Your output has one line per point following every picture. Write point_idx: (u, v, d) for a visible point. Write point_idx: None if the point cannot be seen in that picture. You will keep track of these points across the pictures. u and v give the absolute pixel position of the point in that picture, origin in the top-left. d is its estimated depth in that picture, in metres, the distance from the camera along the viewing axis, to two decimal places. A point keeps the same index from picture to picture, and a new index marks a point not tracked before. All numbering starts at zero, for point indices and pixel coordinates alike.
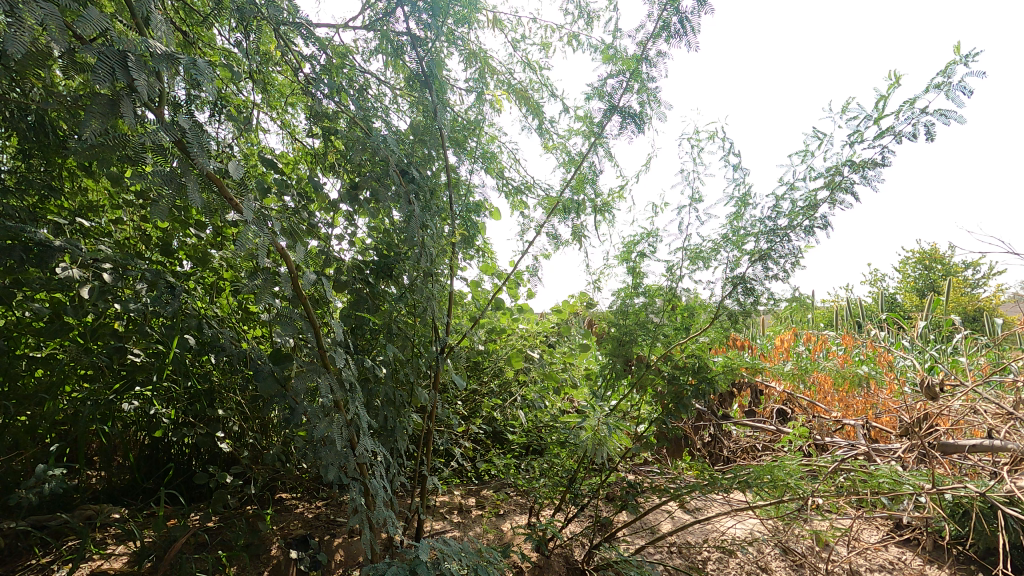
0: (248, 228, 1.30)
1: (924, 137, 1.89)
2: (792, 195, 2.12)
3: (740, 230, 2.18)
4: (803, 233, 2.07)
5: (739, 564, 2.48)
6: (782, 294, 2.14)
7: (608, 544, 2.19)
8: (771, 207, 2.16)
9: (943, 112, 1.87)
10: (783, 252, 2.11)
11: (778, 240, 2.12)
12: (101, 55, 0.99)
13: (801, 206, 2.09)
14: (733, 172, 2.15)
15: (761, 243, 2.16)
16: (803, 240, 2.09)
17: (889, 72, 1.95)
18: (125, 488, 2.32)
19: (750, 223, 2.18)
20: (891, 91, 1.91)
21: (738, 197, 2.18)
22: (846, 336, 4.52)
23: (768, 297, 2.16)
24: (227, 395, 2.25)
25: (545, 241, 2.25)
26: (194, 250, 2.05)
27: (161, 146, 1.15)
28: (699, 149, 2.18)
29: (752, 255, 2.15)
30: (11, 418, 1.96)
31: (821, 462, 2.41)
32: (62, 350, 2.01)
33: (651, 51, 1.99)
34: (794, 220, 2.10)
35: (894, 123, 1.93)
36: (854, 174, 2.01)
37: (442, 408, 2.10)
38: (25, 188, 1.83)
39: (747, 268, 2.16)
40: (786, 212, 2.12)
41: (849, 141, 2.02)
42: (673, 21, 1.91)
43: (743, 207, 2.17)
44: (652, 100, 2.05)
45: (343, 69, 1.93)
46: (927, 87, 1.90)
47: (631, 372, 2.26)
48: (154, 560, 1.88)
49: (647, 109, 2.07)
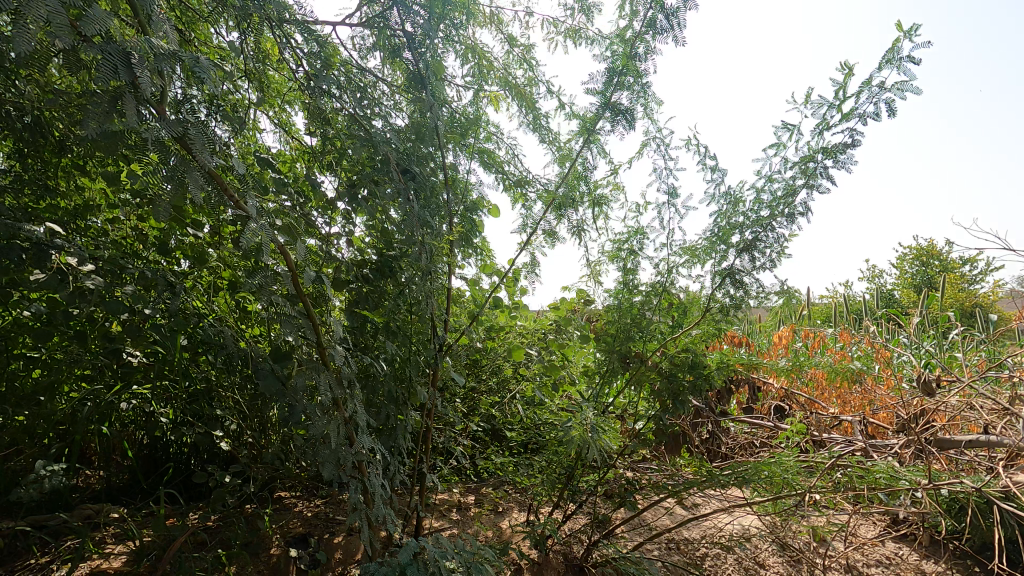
0: (249, 226, 1.31)
1: (888, 113, 1.91)
2: (770, 185, 2.13)
3: (726, 224, 2.18)
4: (786, 221, 2.08)
5: (737, 559, 2.49)
6: (771, 286, 2.15)
7: (607, 540, 2.22)
8: (753, 199, 2.17)
9: (899, 87, 1.88)
10: (767, 242, 2.13)
11: (762, 230, 2.13)
12: (105, 52, 1.00)
13: (780, 196, 2.10)
14: (710, 174, 2.17)
15: (746, 236, 2.17)
16: (786, 228, 2.10)
17: (840, 62, 1.96)
18: (125, 487, 2.32)
19: (733, 217, 2.18)
20: (846, 80, 1.93)
21: (722, 193, 2.19)
22: (845, 333, 4.53)
23: (758, 289, 2.17)
24: (226, 394, 2.26)
25: (541, 238, 2.26)
26: (193, 249, 2.05)
27: (161, 144, 1.16)
28: (667, 147, 2.19)
29: (738, 247, 2.16)
30: (9, 418, 1.96)
31: (818, 458, 2.43)
32: (59, 350, 2.01)
33: (640, 48, 1.99)
34: (775, 210, 2.11)
35: (856, 106, 1.95)
36: (826, 160, 2.02)
37: (441, 406, 2.10)
38: (22, 187, 1.83)
39: (734, 260, 2.18)
40: (767, 203, 2.13)
41: (817, 131, 2.04)
42: (659, 18, 1.92)
43: (728, 200, 2.18)
44: (641, 95, 2.05)
45: (341, 66, 1.94)
46: (879, 66, 1.92)
47: (629, 369, 2.27)
48: (154, 559, 1.88)
49: (637, 105, 2.07)
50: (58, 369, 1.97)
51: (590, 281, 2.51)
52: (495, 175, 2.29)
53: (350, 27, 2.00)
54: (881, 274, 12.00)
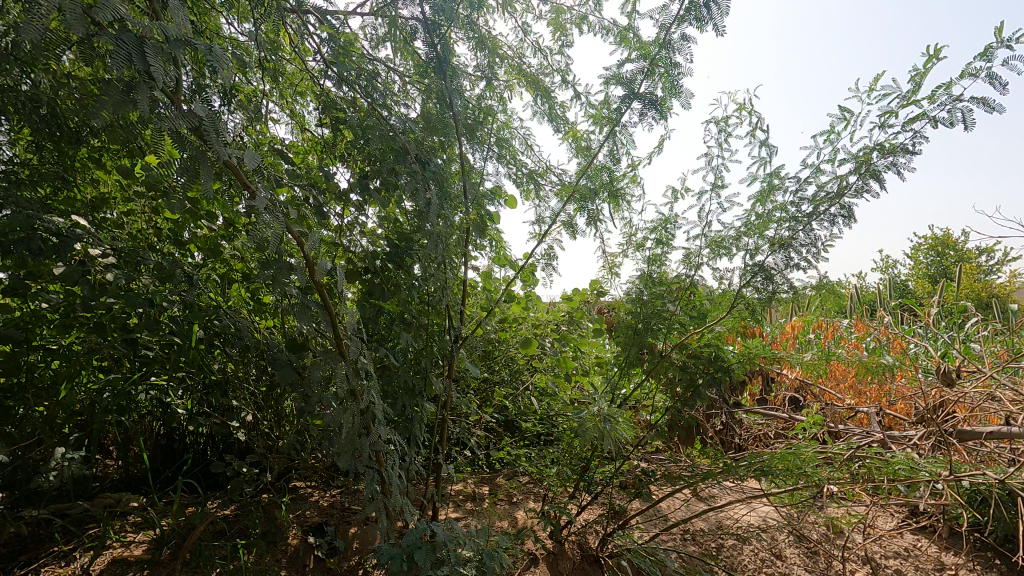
0: (264, 217, 1.31)
1: (961, 123, 1.87)
2: (817, 177, 2.10)
3: (762, 217, 2.15)
4: (828, 223, 2.05)
5: (753, 550, 2.48)
6: (805, 282, 2.13)
7: (622, 530, 2.22)
8: (795, 192, 2.13)
9: (981, 99, 1.83)
10: (805, 241, 2.10)
11: (802, 229, 2.11)
12: (119, 42, 0.99)
13: (828, 193, 2.06)
14: (760, 150, 2.13)
15: (783, 232, 2.15)
16: (827, 230, 2.07)
17: (928, 47, 1.90)
18: (143, 477, 2.35)
19: (771, 210, 2.16)
20: (928, 71, 1.87)
21: (765, 175, 2.16)
22: (859, 324, 4.50)
23: (789, 286, 2.15)
24: (242, 385, 2.28)
25: (561, 230, 2.24)
26: (206, 242, 2.06)
27: (179, 134, 1.15)
28: (726, 134, 2.17)
29: (773, 243, 2.14)
30: (31, 409, 1.99)
31: (836, 449, 2.39)
32: (78, 341, 2.03)
33: (675, 35, 1.92)
34: (819, 208, 2.08)
35: (928, 108, 1.91)
36: (884, 160, 1.98)
37: (456, 398, 2.10)
38: (38, 180, 1.84)
39: (768, 256, 2.15)
40: (811, 198, 2.10)
41: (881, 125, 1.99)
42: (699, 4, 1.83)
43: (768, 184, 2.15)
44: (673, 86, 1.99)
45: (353, 57, 1.93)
46: (965, 69, 1.87)
47: (645, 361, 2.26)
48: (173, 547, 1.91)
49: (672, 98, 2.00)
50: (79, 359, 1.99)
51: (608, 274, 2.49)
52: (508, 165, 2.29)
53: (360, 17, 1.99)
54: (896, 266, 11.81)
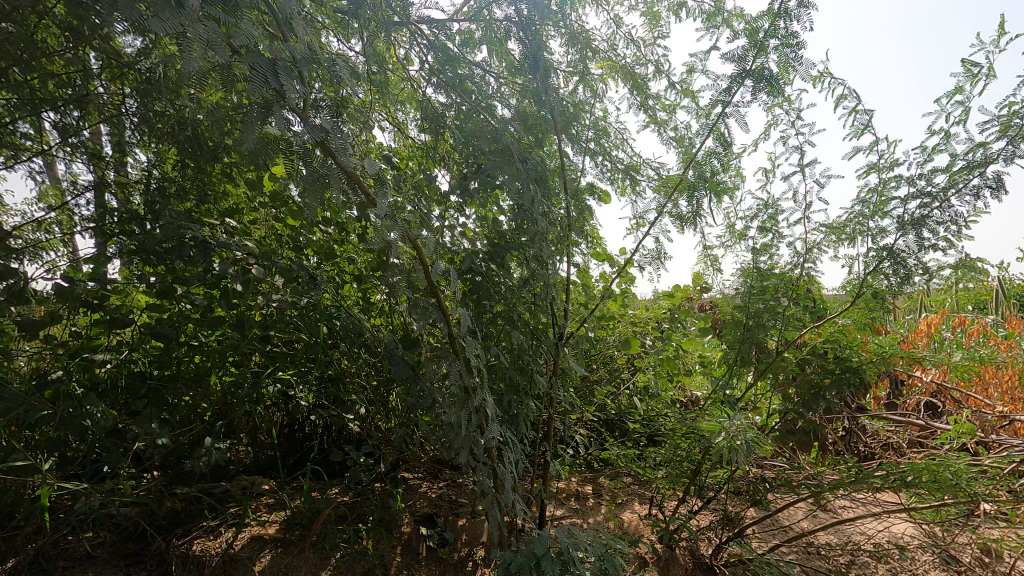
0: (381, 221, 1.40)
1: None
2: (951, 145, 1.88)
3: (885, 194, 1.96)
4: (970, 196, 1.82)
5: (890, 570, 2.25)
6: (943, 264, 1.90)
7: (738, 539, 2.09)
8: (921, 163, 1.93)
9: None
10: (941, 218, 1.88)
11: (938, 205, 1.88)
12: (256, 65, 1.10)
13: (968, 162, 1.84)
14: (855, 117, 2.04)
15: (911, 209, 1.94)
16: (968, 204, 1.84)
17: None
18: (272, 462, 2.56)
19: (897, 187, 1.96)
20: None
21: (878, 146, 2.02)
22: (1010, 320, 3.95)
23: (925, 271, 1.92)
24: (356, 379, 2.42)
25: (667, 223, 2.14)
26: (320, 246, 2.25)
27: (306, 147, 1.25)
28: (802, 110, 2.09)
29: (903, 224, 1.93)
30: (182, 399, 2.24)
31: (992, 462, 2.10)
32: (219, 338, 2.27)
33: (789, 2, 1.81)
34: (958, 179, 1.84)
35: None
36: None
37: (561, 395, 2.09)
38: (184, 193, 2.14)
39: (897, 239, 1.94)
40: (945, 169, 1.87)
41: None
42: None
43: (889, 158, 1.96)
44: (789, 59, 1.85)
45: (451, 61, 1.92)
46: None
47: (760, 360, 2.13)
48: (302, 529, 2.06)
49: (789, 70, 1.86)
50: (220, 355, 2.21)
51: (708, 268, 2.37)
52: (607, 161, 2.24)
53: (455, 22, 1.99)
54: None
